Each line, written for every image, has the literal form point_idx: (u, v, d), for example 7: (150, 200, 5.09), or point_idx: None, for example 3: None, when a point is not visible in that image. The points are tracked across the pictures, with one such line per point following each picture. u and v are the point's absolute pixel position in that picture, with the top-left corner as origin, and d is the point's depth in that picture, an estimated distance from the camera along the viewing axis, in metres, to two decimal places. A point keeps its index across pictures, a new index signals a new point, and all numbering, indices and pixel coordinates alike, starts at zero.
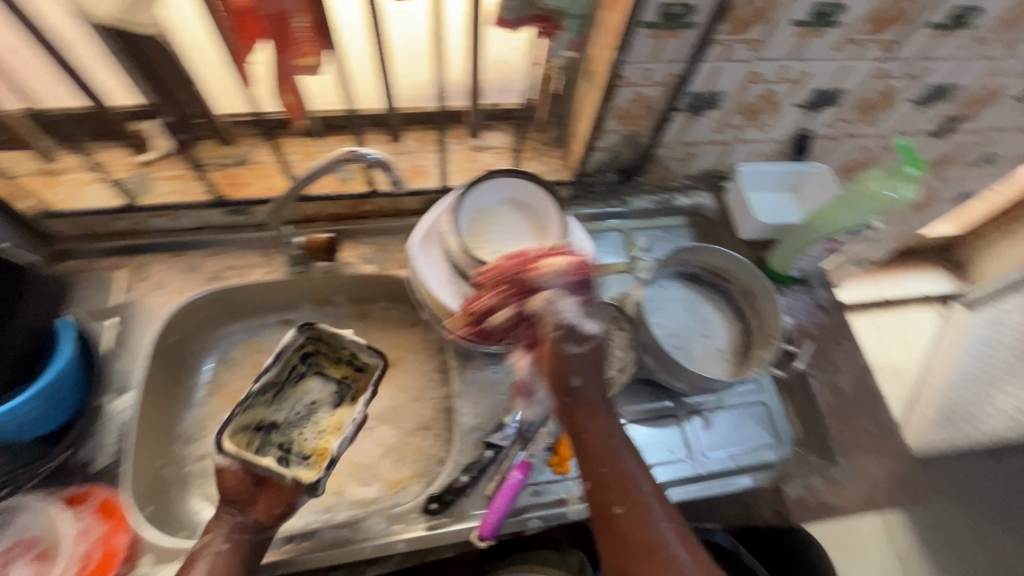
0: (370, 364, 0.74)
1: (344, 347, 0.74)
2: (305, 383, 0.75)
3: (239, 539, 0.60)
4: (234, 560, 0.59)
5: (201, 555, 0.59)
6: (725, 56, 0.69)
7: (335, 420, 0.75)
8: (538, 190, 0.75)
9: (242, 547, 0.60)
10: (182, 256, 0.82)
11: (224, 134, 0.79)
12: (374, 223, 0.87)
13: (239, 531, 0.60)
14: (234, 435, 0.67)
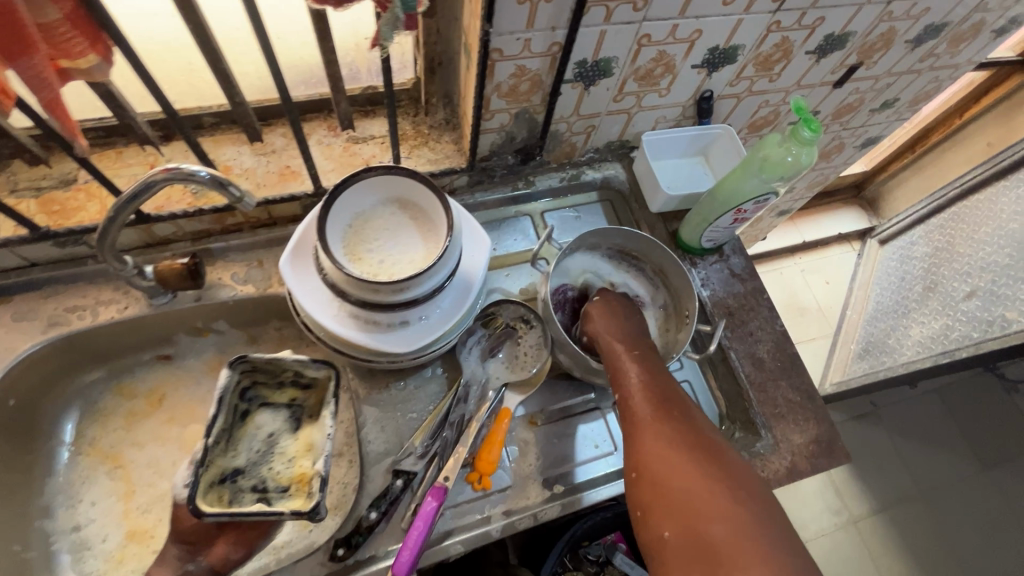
0: (322, 376, 0.62)
1: (286, 368, 0.60)
2: (253, 419, 0.61)
3: None
4: None
5: None
6: (608, 18, 0.62)
7: (303, 442, 0.61)
8: (418, 184, 0.66)
9: None
10: (10, 303, 0.70)
11: (35, 152, 0.66)
12: (248, 237, 0.76)
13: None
14: (204, 499, 0.53)
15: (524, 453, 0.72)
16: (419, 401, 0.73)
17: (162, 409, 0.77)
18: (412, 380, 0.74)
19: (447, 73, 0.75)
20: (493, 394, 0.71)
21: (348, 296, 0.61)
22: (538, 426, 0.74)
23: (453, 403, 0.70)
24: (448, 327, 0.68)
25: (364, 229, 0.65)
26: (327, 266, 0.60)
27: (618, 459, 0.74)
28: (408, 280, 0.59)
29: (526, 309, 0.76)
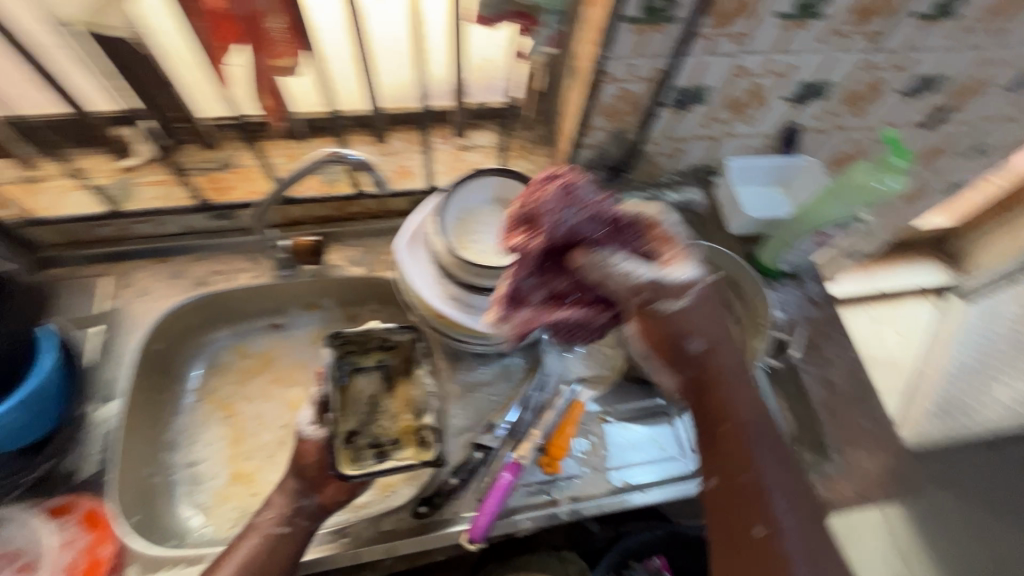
0: (405, 338, 0.70)
1: (373, 333, 0.69)
2: (352, 385, 0.69)
3: (298, 524, 0.61)
4: (285, 547, 0.60)
5: (248, 537, 0.60)
6: (710, 49, 0.69)
7: (400, 399, 0.69)
8: (525, 188, 0.73)
9: (299, 533, 0.61)
10: (167, 262, 0.82)
11: (207, 138, 0.78)
12: (361, 225, 0.86)
13: (294, 516, 0.61)
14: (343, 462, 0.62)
15: (594, 445, 0.76)
16: (501, 386, 0.78)
17: (271, 369, 0.86)
18: (494, 365, 0.80)
19: (551, 94, 0.83)
20: (567, 389, 0.76)
21: (455, 278, 0.69)
22: (607, 422, 0.78)
23: (531, 390, 0.76)
24: None
25: (471, 223, 0.73)
26: (441, 249, 0.68)
27: (683, 464, 0.76)
28: (510, 269, 0.67)
29: None
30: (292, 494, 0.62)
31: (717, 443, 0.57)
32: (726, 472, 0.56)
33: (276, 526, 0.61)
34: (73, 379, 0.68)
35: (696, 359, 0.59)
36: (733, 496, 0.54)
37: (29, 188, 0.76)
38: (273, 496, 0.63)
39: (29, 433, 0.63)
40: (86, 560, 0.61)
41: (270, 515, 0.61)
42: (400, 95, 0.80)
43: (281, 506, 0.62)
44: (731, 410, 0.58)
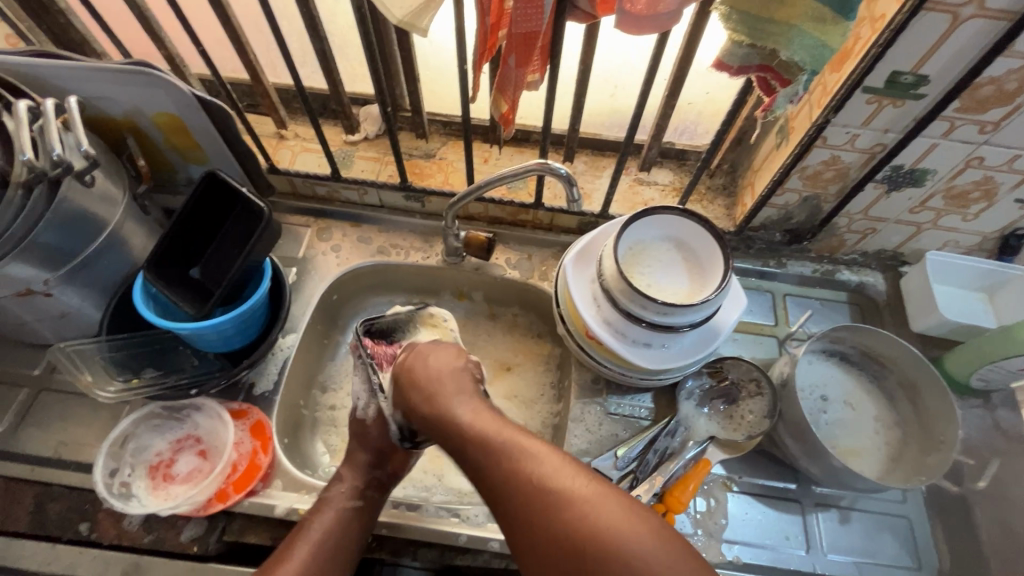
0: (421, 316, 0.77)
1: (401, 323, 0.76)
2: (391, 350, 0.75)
3: (370, 497, 0.66)
4: (361, 518, 0.64)
5: (325, 507, 0.64)
6: (948, 133, 0.64)
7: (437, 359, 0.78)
8: (705, 234, 0.72)
9: (371, 505, 0.66)
10: (360, 227, 0.91)
11: (421, 128, 0.89)
12: (528, 233, 0.91)
13: (364, 491, 0.66)
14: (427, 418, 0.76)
15: (712, 509, 0.72)
16: (628, 421, 0.77)
17: None
18: (628, 399, 0.79)
19: (745, 148, 0.83)
20: (695, 444, 0.73)
21: (616, 303, 0.70)
22: (731, 490, 0.74)
23: (660, 434, 0.74)
24: (682, 364, 0.72)
25: (642, 254, 0.74)
26: (609, 272, 0.70)
27: (808, 561, 0.70)
28: (676, 307, 0.66)
29: (760, 373, 0.75)
30: (363, 466, 0.68)
31: (457, 443, 0.60)
32: (488, 457, 0.57)
33: (350, 499, 0.65)
34: (272, 307, 0.79)
35: (440, 403, 0.63)
36: (507, 461, 0.56)
37: (276, 142, 0.91)
38: (347, 470, 0.67)
39: (233, 343, 0.74)
40: (247, 463, 0.70)
41: (343, 489, 0.65)
42: (596, 122, 0.86)
43: (355, 478, 0.67)
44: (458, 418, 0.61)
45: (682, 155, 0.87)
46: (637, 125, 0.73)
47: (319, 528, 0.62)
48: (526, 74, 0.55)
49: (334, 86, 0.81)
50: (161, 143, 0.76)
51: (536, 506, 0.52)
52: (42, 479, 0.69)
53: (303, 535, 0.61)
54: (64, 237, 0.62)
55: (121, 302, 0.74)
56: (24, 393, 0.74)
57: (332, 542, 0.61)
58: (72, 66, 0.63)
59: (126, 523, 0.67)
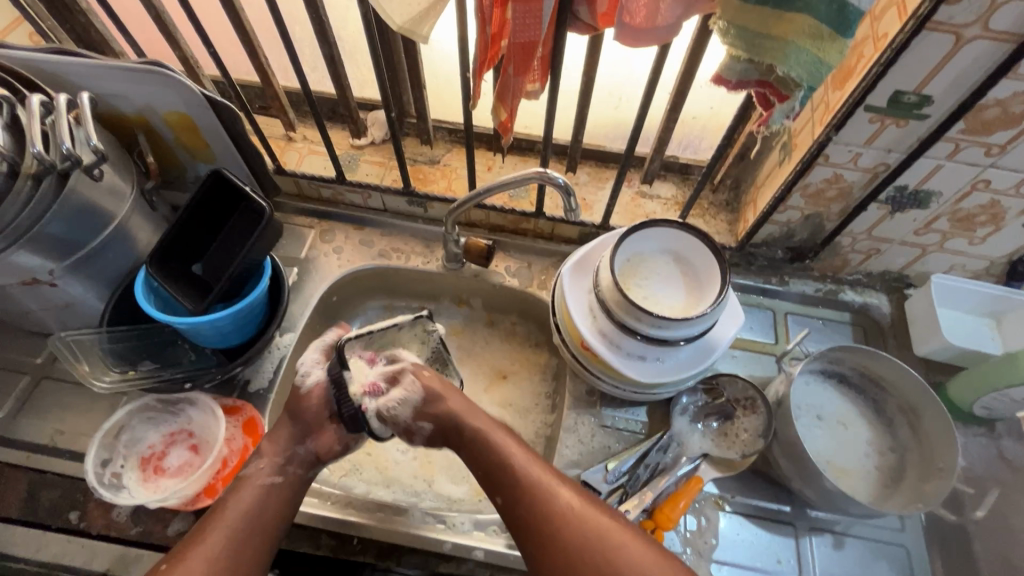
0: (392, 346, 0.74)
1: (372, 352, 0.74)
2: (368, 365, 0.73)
3: (293, 472, 0.65)
4: (285, 492, 0.63)
5: (249, 481, 0.63)
6: (953, 154, 0.63)
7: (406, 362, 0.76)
8: (705, 248, 0.72)
9: (294, 482, 0.65)
10: (363, 230, 0.92)
11: (426, 134, 0.90)
12: (528, 242, 0.91)
13: (283, 466, 0.64)
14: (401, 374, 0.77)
15: (703, 528, 0.71)
16: (621, 434, 0.76)
17: None
18: (622, 412, 0.78)
19: (749, 164, 0.82)
20: (687, 461, 0.72)
21: (611, 315, 0.69)
22: (722, 509, 0.72)
23: (653, 449, 0.73)
24: (677, 378, 0.72)
25: (639, 266, 0.73)
26: (606, 283, 0.70)
27: None
28: (671, 320, 0.65)
29: (755, 393, 0.75)
30: (285, 440, 0.65)
31: (491, 476, 0.64)
32: (516, 490, 0.61)
33: (268, 476, 0.63)
34: (271, 306, 0.80)
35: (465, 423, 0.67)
36: (523, 499, 0.60)
37: (285, 144, 0.93)
38: (271, 442, 0.66)
39: (230, 339, 0.75)
40: (237, 460, 0.70)
41: (263, 465, 0.64)
42: (599, 134, 0.86)
43: (274, 455, 0.65)
44: (491, 454, 0.64)
45: (686, 169, 0.87)
46: (639, 137, 0.73)
47: (235, 508, 0.60)
48: (525, 82, 0.56)
49: (342, 91, 0.83)
50: (171, 142, 0.78)
51: (551, 548, 0.57)
52: (36, 466, 0.70)
53: (222, 516, 0.59)
54: (70, 229, 0.64)
55: (123, 294, 0.75)
56: (26, 380, 0.76)
57: (248, 520, 0.60)
58: (87, 64, 0.65)
59: (114, 514, 0.67)
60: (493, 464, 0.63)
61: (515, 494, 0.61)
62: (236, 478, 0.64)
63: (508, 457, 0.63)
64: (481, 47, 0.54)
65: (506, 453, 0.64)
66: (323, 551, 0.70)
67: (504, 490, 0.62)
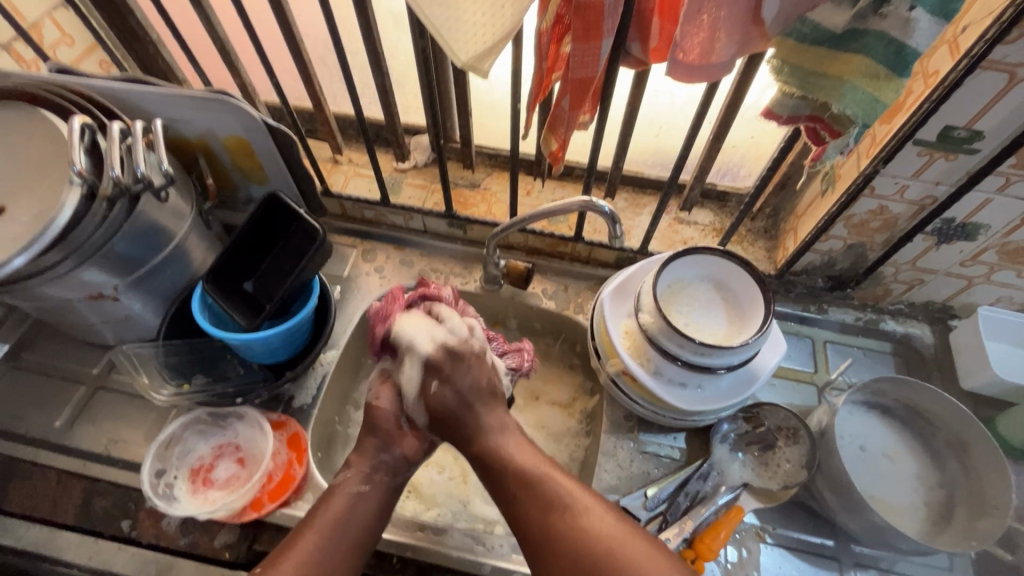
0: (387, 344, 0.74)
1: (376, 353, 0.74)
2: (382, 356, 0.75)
3: (378, 480, 0.66)
4: (373, 502, 0.64)
5: (339, 491, 0.64)
6: (1003, 188, 0.63)
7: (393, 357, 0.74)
8: (746, 276, 0.72)
9: (378, 490, 0.65)
10: (403, 250, 0.95)
11: (468, 159, 0.92)
12: (565, 265, 0.93)
13: (377, 479, 0.66)
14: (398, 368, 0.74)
15: (744, 560, 0.70)
16: (660, 461, 0.76)
17: None
18: (662, 438, 0.78)
19: (789, 193, 0.83)
20: (727, 490, 0.71)
21: (652, 342, 0.70)
22: (764, 541, 0.71)
23: (692, 477, 0.72)
24: (718, 406, 0.71)
25: (680, 292, 0.74)
26: (648, 309, 0.70)
27: None
28: (714, 348, 0.66)
29: (797, 423, 0.74)
30: (371, 451, 0.67)
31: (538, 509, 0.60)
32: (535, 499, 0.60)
33: (355, 484, 0.64)
34: (317, 324, 0.82)
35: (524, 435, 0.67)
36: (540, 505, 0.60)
37: (331, 167, 0.96)
38: (357, 457, 0.67)
39: (277, 355, 0.77)
40: (281, 475, 0.72)
41: (350, 474, 0.65)
42: (639, 161, 0.88)
43: (362, 464, 0.66)
44: (539, 486, 0.61)
45: (723, 197, 0.88)
46: (683, 166, 0.74)
47: (328, 516, 0.61)
48: (577, 114, 0.57)
49: (391, 117, 0.86)
50: (227, 164, 0.81)
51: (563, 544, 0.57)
52: (92, 475, 0.73)
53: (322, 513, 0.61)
54: (136, 247, 0.67)
55: (177, 309, 0.78)
56: (83, 390, 0.79)
57: (349, 522, 0.61)
58: (158, 92, 0.69)
59: (164, 524, 0.69)
60: (542, 502, 0.60)
61: (571, 530, 0.58)
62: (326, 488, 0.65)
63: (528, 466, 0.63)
64: (536, 80, 0.56)
65: (558, 493, 0.60)
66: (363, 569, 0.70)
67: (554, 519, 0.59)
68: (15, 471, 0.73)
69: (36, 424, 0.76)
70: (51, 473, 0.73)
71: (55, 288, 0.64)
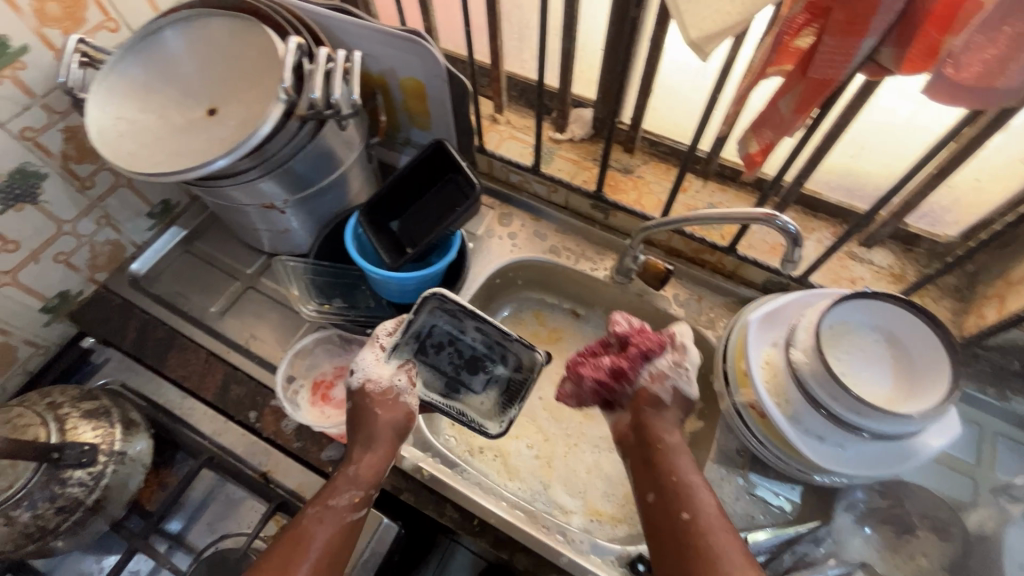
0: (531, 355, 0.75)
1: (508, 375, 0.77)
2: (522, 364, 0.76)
3: (362, 514, 0.62)
4: (351, 536, 0.60)
5: (325, 515, 0.59)
6: None
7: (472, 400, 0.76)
8: (933, 338, 0.62)
9: (355, 526, 0.61)
10: (539, 222, 0.92)
11: (631, 143, 0.88)
12: (706, 274, 0.86)
13: (367, 500, 0.63)
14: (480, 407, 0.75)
15: None
16: (769, 509, 0.70)
17: (556, 347, 0.93)
18: (778, 487, 0.70)
19: (1004, 255, 0.70)
20: (839, 565, 0.64)
21: (801, 385, 0.63)
22: None
23: (803, 538, 0.66)
24: (855, 472, 0.64)
25: (844, 338, 0.65)
26: (806, 348, 0.63)
27: None
28: (877, 411, 0.58)
29: (948, 516, 0.66)
30: (376, 473, 0.64)
31: (667, 496, 0.59)
32: (694, 529, 0.55)
33: (353, 512, 0.61)
34: (447, 277, 0.84)
35: (670, 448, 0.63)
36: (700, 549, 0.54)
37: (489, 124, 0.96)
38: (351, 474, 0.63)
39: (407, 297, 0.80)
40: None
41: (351, 498, 0.61)
42: (822, 180, 0.78)
43: (364, 487, 0.63)
44: (684, 483, 0.59)
45: (913, 241, 0.77)
46: (887, 201, 0.66)
47: (319, 543, 0.58)
48: (797, 115, 0.51)
49: (564, 85, 0.83)
50: (399, 105, 0.83)
51: None
52: (232, 362, 0.80)
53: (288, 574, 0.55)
54: (311, 168, 0.71)
55: (329, 233, 0.82)
56: (237, 286, 0.87)
57: (326, 558, 0.57)
58: (358, 24, 0.71)
59: (284, 424, 0.75)
60: (678, 487, 0.59)
61: (697, 527, 0.55)
62: (306, 509, 0.60)
63: (695, 488, 0.59)
64: (756, 73, 0.50)
65: (698, 489, 0.59)
66: (443, 520, 0.71)
67: (682, 521, 0.56)
68: (174, 341, 0.82)
69: (196, 305, 0.85)
70: (201, 350, 0.81)
71: (239, 191, 0.69)
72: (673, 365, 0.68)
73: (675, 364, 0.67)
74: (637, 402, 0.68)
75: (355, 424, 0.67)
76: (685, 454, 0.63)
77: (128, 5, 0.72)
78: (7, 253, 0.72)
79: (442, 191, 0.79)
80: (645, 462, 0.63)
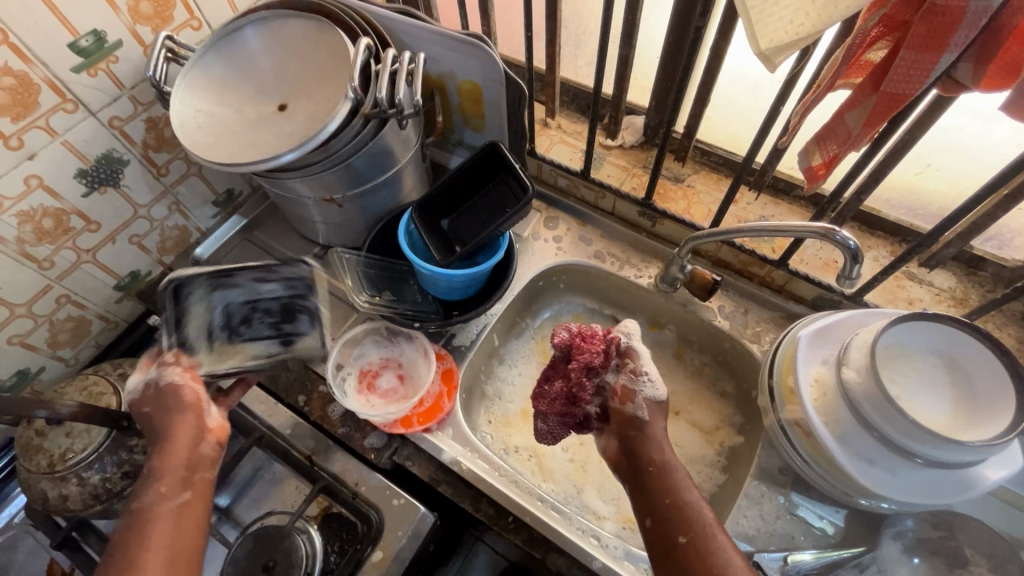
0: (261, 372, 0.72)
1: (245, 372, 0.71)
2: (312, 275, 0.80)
3: (192, 498, 0.60)
4: (190, 526, 0.58)
5: (146, 521, 0.57)
6: None
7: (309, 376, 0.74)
8: (998, 365, 0.59)
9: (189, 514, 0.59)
10: (585, 227, 0.93)
11: (682, 152, 0.87)
12: (753, 288, 0.84)
13: (182, 480, 0.60)
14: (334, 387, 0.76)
15: None
16: (812, 531, 0.68)
17: None
18: (822, 510, 0.69)
19: None
20: None
21: (852, 404, 0.61)
22: None
23: (848, 564, 0.64)
24: (906, 499, 0.61)
25: (901, 359, 0.63)
26: (859, 366, 0.61)
27: None
28: (934, 437, 0.56)
29: (1008, 555, 0.63)
30: (183, 448, 0.62)
31: (665, 519, 0.56)
32: (695, 554, 0.53)
33: (172, 497, 0.59)
34: (493, 276, 0.85)
35: (661, 465, 0.60)
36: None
37: (540, 128, 0.97)
38: (150, 482, 0.59)
39: (453, 294, 0.82)
40: (431, 402, 0.77)
41: (164, 489, 0.59)
42: (882, 197, 0.76)
43: (169, 473, 0.60)
44: (681, 502, 0.57)
45: (978, 264, 0.74)
46: (953, 222, 0.64)
47: (154, 551, 0.55)
48: (864, 133, 0.50)
49: (618, 92, 0.83)
50: (455, 106, 0.86)
51: None
52: None
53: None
54: (371, 165, 0.74)
55: (382, 228, 0.85)
56: None
57: (162, 560, 0.55)
58: (423, 27, 0.74)
59: (331, 410, 0.78)
60: (673, 509, 0.56)
61: (698, 549, 0.53)
62: (124, 533, 0.57)
63: (693, 507, 0.56)
64: (824, 86, 0.50)
65: (697, 507, 0.56)
66: (480, 515, 0.73)
67: (683, 543, 0.54)
68: None
69: None
70: None
71: (303, 184, 0.73)
72: (633, 372, 0.65)
73: (634, 373, 0.65)
74: (620, 427, 0.64)
75: (149, 435, 0.63)
76: (678, 466, 0.61)
77: (212, 5, 0.77)
78: (90, 233, 0.77)
79: (481, 189, 0.81)
80: (637, 481, 0.61)
